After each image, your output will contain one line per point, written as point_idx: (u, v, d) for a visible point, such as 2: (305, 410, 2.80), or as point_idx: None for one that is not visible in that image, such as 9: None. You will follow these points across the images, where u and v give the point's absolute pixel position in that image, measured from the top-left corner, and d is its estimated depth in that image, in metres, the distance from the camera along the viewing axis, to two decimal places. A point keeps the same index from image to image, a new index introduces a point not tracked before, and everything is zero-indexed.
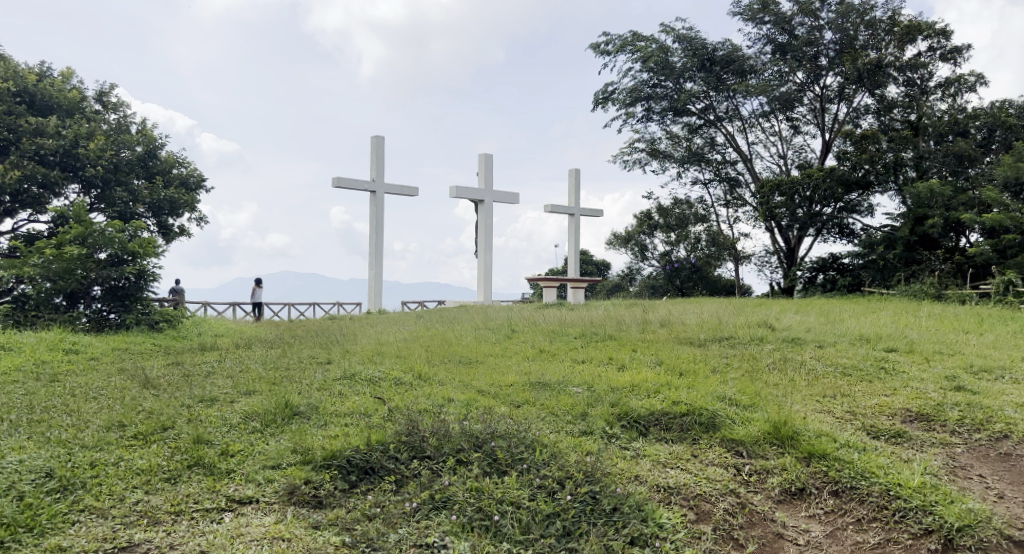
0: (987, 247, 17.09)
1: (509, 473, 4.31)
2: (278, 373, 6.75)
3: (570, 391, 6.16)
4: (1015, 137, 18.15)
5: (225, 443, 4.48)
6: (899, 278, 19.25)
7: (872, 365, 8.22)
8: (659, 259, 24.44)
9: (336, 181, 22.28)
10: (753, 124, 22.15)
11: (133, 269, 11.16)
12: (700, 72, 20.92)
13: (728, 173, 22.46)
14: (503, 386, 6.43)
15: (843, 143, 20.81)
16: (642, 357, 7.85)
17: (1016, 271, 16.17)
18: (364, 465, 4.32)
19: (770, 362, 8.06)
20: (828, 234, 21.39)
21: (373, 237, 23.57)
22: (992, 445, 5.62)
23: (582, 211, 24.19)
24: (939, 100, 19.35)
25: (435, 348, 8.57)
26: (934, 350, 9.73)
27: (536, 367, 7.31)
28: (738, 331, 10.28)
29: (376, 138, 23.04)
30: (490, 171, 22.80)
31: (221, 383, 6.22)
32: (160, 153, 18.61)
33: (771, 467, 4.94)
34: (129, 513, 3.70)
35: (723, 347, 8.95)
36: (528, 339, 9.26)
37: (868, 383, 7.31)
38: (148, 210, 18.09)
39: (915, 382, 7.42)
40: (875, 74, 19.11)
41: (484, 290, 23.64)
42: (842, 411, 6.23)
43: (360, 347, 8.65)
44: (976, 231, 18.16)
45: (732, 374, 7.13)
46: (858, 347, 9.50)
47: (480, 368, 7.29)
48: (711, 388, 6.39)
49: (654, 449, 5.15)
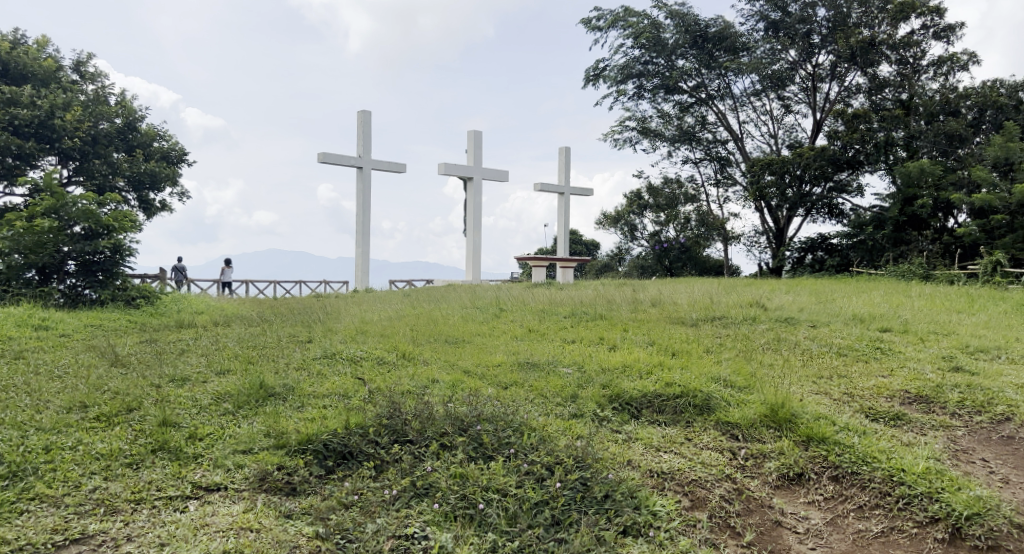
0: (975, 227, 17.05)
1: (495, 459, 4.08)
2: (256, 352, 6.49)
3: (560, 372, 5.93)
4: (1005, 117, 17.92)
5: (193, 427, 4.21)
6: (888, 258, 19.19)
7: (868, 346, 8.06)
8: (648, 239, 24.24)
9: (322, 157, 21.89)
10: (745, 102, 21.88)
11: (107, 243, 10.79)
12: (692, 50, 20.58)
13: (719, 152, 22.20)
14: (491, 366, 6.21)
15: (834, 123, 20.59)
16: (633, 337, 7.64)
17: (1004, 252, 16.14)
18: (342, 450, 4.07)
19: (764, 342, 7.87)
20: (818, 214, 21.22)
21: (360, 214, 23.20)
22: (994, 428, 5.45)
23: (572, 190, 23.89)
24: (930, 79, 19.16)
25: (420, 327, 8.33)
26: (930, 331, 9.59)
27: (524, 347, 7.10)
28: (730, 311, 10.10)
29: (363, 112, 22.59)
30: (480, 148, 22.43)
31: (194, 362, 5.97)
32: (140, 126, 18.15)
33: (767, 451, 4.76)
34: (84, 502, 3.44)
35: (715, 327, 8.76)
36: (517, 318, 9.02)
37: (864, 364, 7.15)
38: (128, 184, 17.70)
39: (912, 363, 7.27)
40: (868, 52, 18.85)
41: (473, 269, 23.38)
42: (838, 392, 6.05)
43: (342, 326, 8.42)
44: (964, 211, 18.07)
45: (726, 354, 6.93)
46: (852, 328, 9.34)
47: (468, 348, 7.07)
48: (705, 368, 6.18)
49: (647, 432, 4.96)
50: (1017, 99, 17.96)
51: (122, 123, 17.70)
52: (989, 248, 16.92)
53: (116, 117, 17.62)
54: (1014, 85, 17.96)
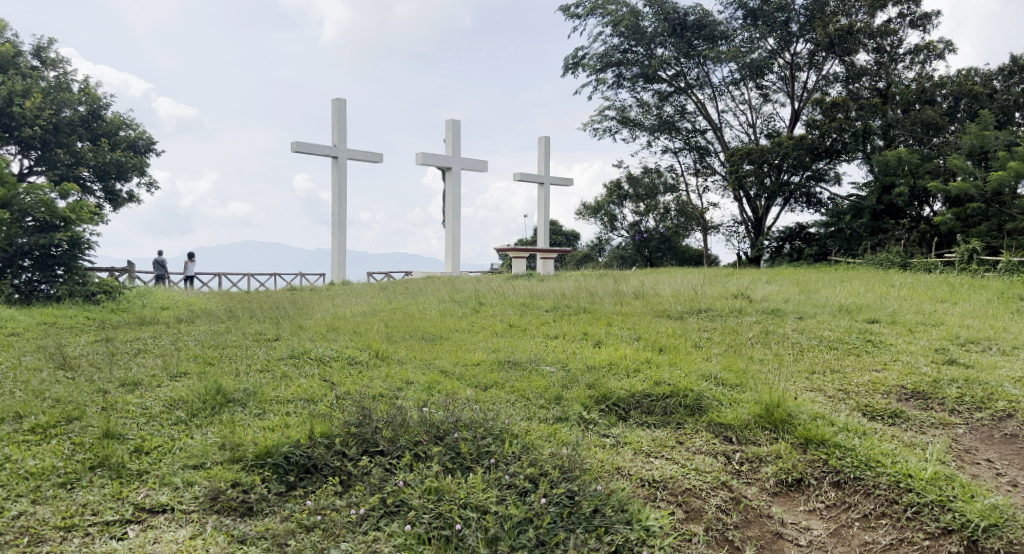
0: (951, 216, 17.04)
1: (474, 470, 3.74)
2: (218, 353, 6.08)
3: (543, 371, 5.61)
4: (979, 105, 17.87)
5: (139, 438, 3.81)
6: (866, 246, 19.13)
7: (858, 338, 7.83)
8: (628, 229, 24.00)
9: (295, 146, 21.35)
10: (723, 91, 21.67)
11: (63, 236, 10.26)
12: (671, 38, 20.27)
13: (698, 141, 21.97)
14: (470, 365, 5.87)
15: (812, 112, 20.45)
16: (617, 332, 7.34)
17: (981, 240, 16.12)
18: (305, 463, 3.70)
19: (752, 336, 7.62)
20: (797, 203, 21.09)
21: (336, 205, 22.68)
22: (996, 425, 5.22)
23: (552, 179, 23.55)
24: (907, 68, 19.07)
25: (396, 323, 7.96)
26: (918, 321, 9.39)
27: (505, 344, 6.76)
28: (715, 302, 9.84)
29: (338, 100, 22.07)
30: (458, 137, 22.01)
31: (149, 364, 5.55)
32: (105, 114, 17.60)
33: (764, 455, 4.48)
34: (6, 531, 3.06)
35: (701, 320, 8.49)
36: (497, 312, 8.68)
37: (856, 357, 6.91)
38: (93, 174, 17.20)
39: (905, 356, 7.04)
40: (846, 41, 18.69)
41: (452, 261, 22.99)
42: (832, 388, 5.80)
43: (313, 322, 8.02)
44: (940, 199, 18.06)
45: (714, 350, 6.65)
46: (840, 319, 9.11)
47: (445, 346, 6.72)
48: (694, 365, 5.89)
49: (636, 436, 4.66)
50: (992, 88, 17.93)
51: (86, 111, 17.18)
52: (965, 236, 16.91)
53: (79, 105, 17.02)
54: (988, 73, 17.94)
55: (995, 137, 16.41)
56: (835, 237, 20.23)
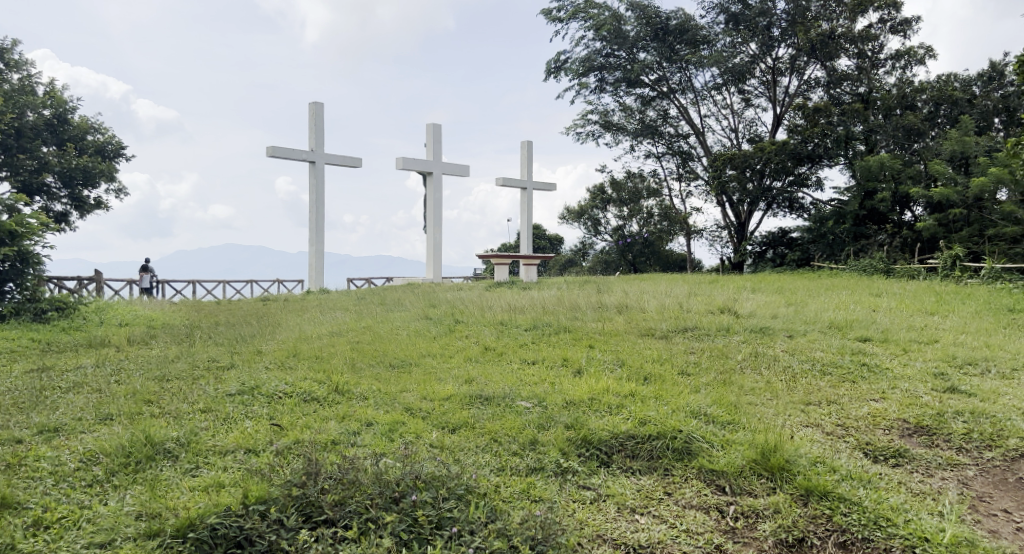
0: (933, 222, 16.85)
1: (433, 543, 3.29)
2: (161, 389, 5.53)
3: (519, 408, 5.10)
4: (960, 111, 17.70)
5: (39, 508, 3.36)
6: (848, 253, 18.87)
7: (852, 361, 7.40)
8: (612, 234, 23.59)
9: (270, 151, 20.75)
10: (706, 96, 21.35)
11: (11, 250, 9.63)
12: (653, 42, 19.90)
13: (681, 146, 21.62)
14: (438, 401, 5.36)
15: (794, 117, 20.17)
16: (599, 357, 6.86)
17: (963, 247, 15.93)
18: (236, 536, 3.23)
19: (743, 360, 7.16)
20: (779, 208, 20.79)
21: (312, 212, 22.08)
22: (1008, 467, 4.82)
23: (535, 185, 23.09)
24: (888, 73, 18.86)
25: (364, 347, 7.42)
26: (911, 339, 8.97)
27: (480, 374, 6.25)
28: (700, 318, 9.40)
29: (314, 103, 21.47)
30: (439, 142, 21.48)
31: (80, 402, 5.00)
32: (72, 117, 17.29)
33: (762, 508, 4.04)
34: None
35: (687, 340, 8.03)
36: (472, 332, 8.18)
37: (851, 385, 6.48)
38: (58, 180, 16.80)
39: (903, 383, 6.61)
40: (828, 46, 18.41)
41: (432, 267, 22.45)
42: (830, 424, 5.37)
43: (273, 346, 7.47)
44: (922, 205, 17.86)
45: (703, 378, 6.19)
46: (831, 337, 8.67)
47: (413, 376, 6.19)
48: (683, 399, 5.41)
49: (619, 486, 4.20)
50: (972, 94, 17.79)
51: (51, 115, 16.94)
52: (948, 242, 16.68)
53: (43, 109, 16.59)
54: (968, 78, 17.84)
55: (976, 143, 16.28)
56: (818, 243, 19.94)
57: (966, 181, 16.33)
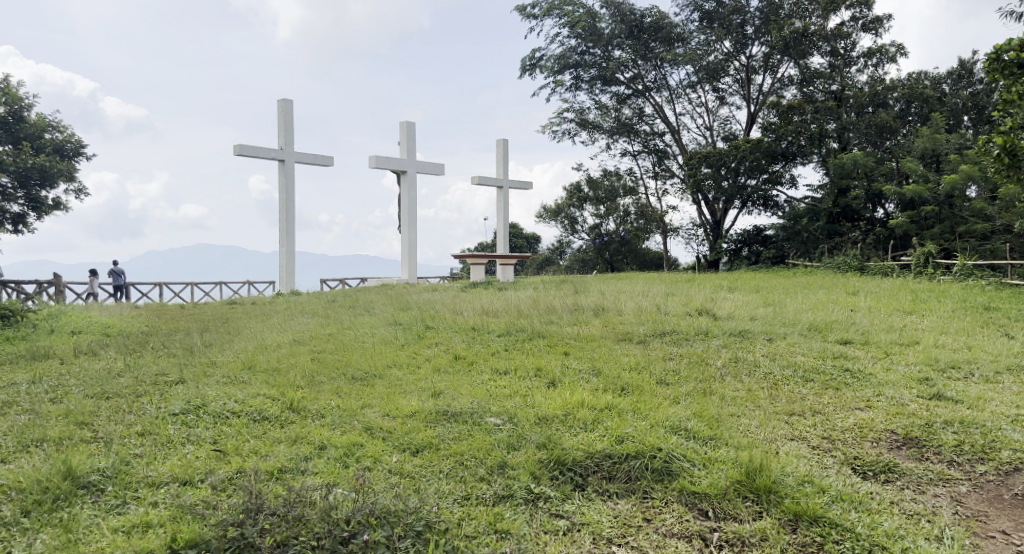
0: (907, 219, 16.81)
1: None
2: (98, 409, 5.12)
3: (487, 426, 4.75)
4: (930, 108, 17.78)
5: None
6: (822, 250, 18.78)
7: (834, 366, 7.15)
8: (589, 233, 23.33)
9: (238, 150, 20.21)
10: (680, 94, 21.16)
11: None
12: (628, 40, 19.64)
13: (657, 144, 21.41)
14: (401, 418, 5.01)
15: (768, 116, 20.06)
16: (573, 365, 6.53)
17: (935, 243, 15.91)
18: None
19: (722, 367, 6.87)
20: (754, 206, 20.66)
21: (283, 212, 21.53)
22: (1003, 482, 4.57)
23: (510, 183, 22.77)
24: (860, 71, 18.81)
25: (326, 357, 7.03)
26: (892, 341, 8.73)
27: (447, 386, 5.89)
28: (677, 321, 9.12)
29: (283, 101, 20.98)
30: (413, 140, 21.04)
31: (5, 425, 4.61)
32: (29, 116, 17.97)
33: (747, 536, 3.76)
34: None
35: (665, 345, 7.73)
36: (441, 340, 7.84)
37: (835, 392, 6.22)
38: (14, 179, 17.23)
39: (888, 389, 6.36)
40: (801, 43, 18.28)
41: (407, 268, 22.02)
42: (816, 437, 5.09)
43: (228, 358, 7.09)
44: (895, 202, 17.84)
45: (683, 388, 5.91)
46: (812, 340, 8.40)
47: (377, 390, 5.84)
48: (662, 412, 5.10)
49: (595, 513, 3.88)
50: (941, 91, 17.93)
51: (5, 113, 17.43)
52: (921, 240, 16.64)
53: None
54: (938, 76, 17.94)
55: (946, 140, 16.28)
56: (793, 241, 19.84)
57: (938, 178, 16.32)
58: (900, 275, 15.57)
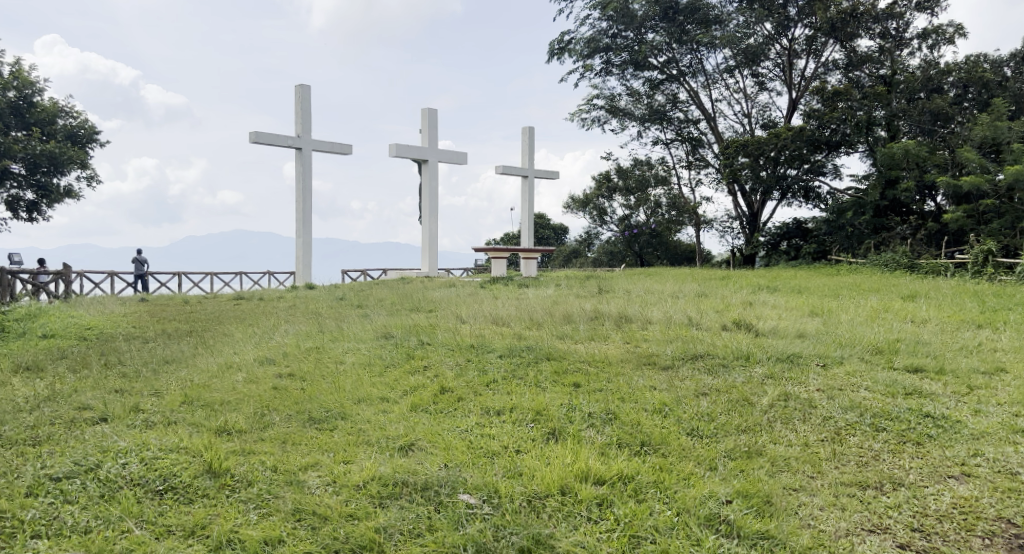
0: (962, 213, 15.05)
1: None
2: None
3: (455, 512, 3.54)
4: (990, 94, 16.01)
5: None
6: (867, 246, 17.05)
7: (906, 407, 5.73)
8: (618, 224, 21.95)
9: (253, 136, 19.23)
10: (717, 80, 19.61)
11: None
12: (662, 22, 18.09)
13: (691, 132, 19.89)
14: (347, 491, 3.79)
15: (811, 102, 18.44)
16: (582, 406, 5.21)
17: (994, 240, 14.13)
18: None
19: (770, 409, 5.50)
20: (794, 198, 19.09)
21: (299, 201, 20.52)
22: None
23: (536, 172, 21.45)
24: (913, 54, 17.10)
25: (289, 386, 5.85)
26: (972, 369, 7.25)
27: (421, 436, 4.64)
28: (713, 338, 7.76)
29: (301, 87, 20.01)
30: (435, 128, 19.82)
31: None
32: (42, 102, 17.46)
33: None
34: None
35: (697, 375, 6.42)
36: (433, 363, 6.61)
37: (917, 450, 4.85)
38: (22, 166, 16.68)
39: (988, 446, 4.95)
40: (849, 24, 16.57)
41: (427, 260, 20.86)
42: (903, 529, 3.78)
43: (175, 386, 5.93)
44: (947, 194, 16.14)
45: (722, 445, 4.59)
46: (876, 369, 6.97)
47: (336, 439, 4.63)
48: (696, 491, 3.79)
49: None
50: (1003, 76, 16.11)
51: (16, 97, 16.94)
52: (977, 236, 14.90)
53: (9, 91, 16.76)
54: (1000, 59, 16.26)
55: (1010, 128, 14.47)
56: (836, 236, 18.18)
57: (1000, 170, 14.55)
58: (954, 276, 13.88)
